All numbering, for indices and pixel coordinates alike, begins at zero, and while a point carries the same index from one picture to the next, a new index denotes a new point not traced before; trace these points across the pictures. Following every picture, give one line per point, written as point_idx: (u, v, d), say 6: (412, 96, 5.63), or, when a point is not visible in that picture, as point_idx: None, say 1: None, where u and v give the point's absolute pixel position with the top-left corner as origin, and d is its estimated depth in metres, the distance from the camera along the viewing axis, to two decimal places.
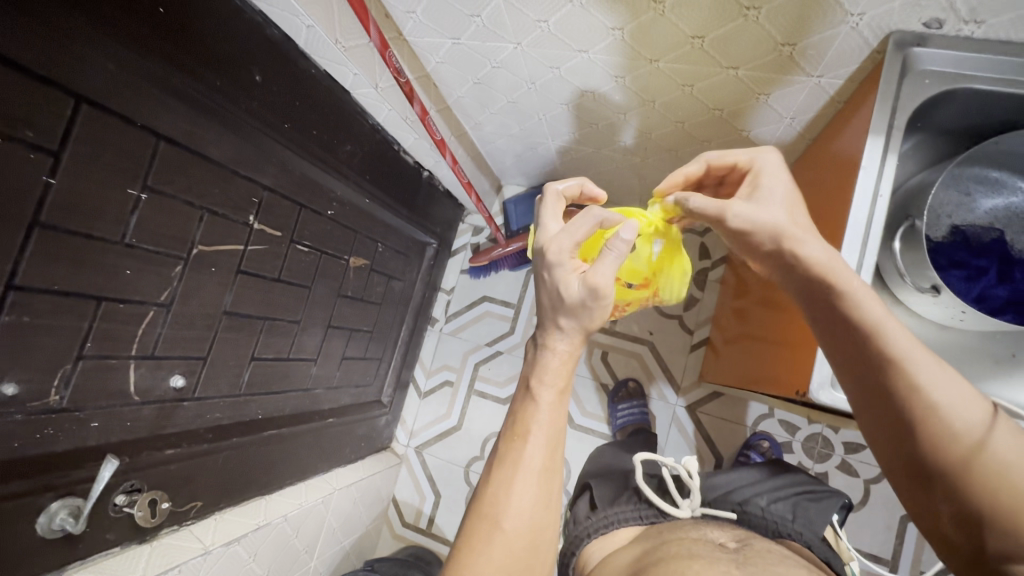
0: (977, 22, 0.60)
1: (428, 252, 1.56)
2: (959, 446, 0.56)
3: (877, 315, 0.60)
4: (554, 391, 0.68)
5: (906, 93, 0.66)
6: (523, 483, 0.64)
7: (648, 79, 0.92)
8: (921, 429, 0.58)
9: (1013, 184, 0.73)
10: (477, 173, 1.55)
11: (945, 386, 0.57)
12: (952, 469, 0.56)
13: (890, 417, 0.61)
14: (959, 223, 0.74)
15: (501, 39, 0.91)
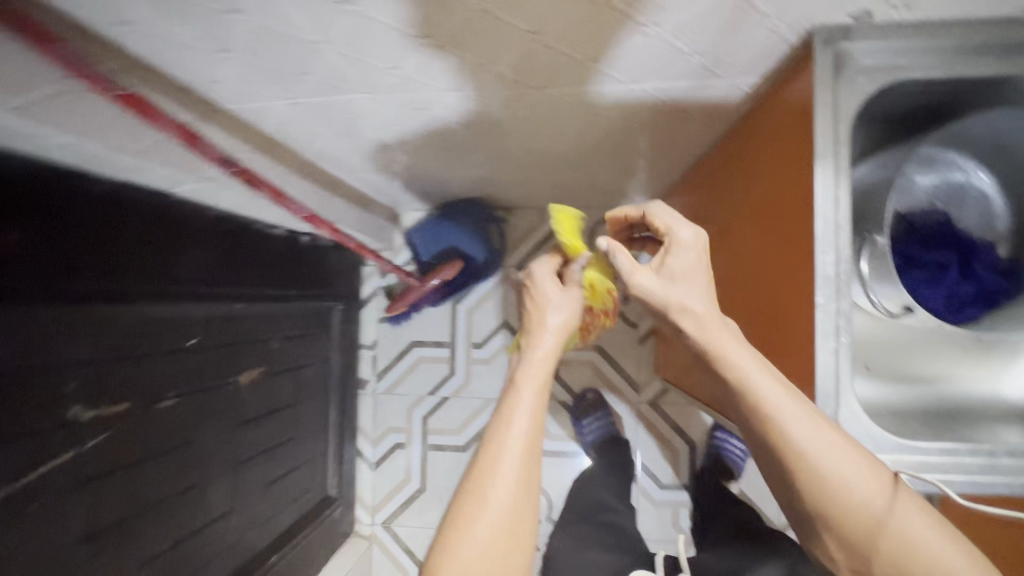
0: (906, 8, 0.51)
1: (335, 316, 1.36)
2: (850, 506, 0.51)
3: (745, 366, 0.56)
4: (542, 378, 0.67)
5: (845, 95, 0.56)
6: (504, 464, 0.61)
7: (538, 103, 0.77)
8: (812, 492, 0.52)
9: (945, 158, 0.69)
10: (366, 213, 1.35)
11: (834, 453, 0.51)
12: (846, 527, 0.52)
13: (783, 473, 0.54)
14: (902, 210, 0.70)
15: (349, 90, 0.71)
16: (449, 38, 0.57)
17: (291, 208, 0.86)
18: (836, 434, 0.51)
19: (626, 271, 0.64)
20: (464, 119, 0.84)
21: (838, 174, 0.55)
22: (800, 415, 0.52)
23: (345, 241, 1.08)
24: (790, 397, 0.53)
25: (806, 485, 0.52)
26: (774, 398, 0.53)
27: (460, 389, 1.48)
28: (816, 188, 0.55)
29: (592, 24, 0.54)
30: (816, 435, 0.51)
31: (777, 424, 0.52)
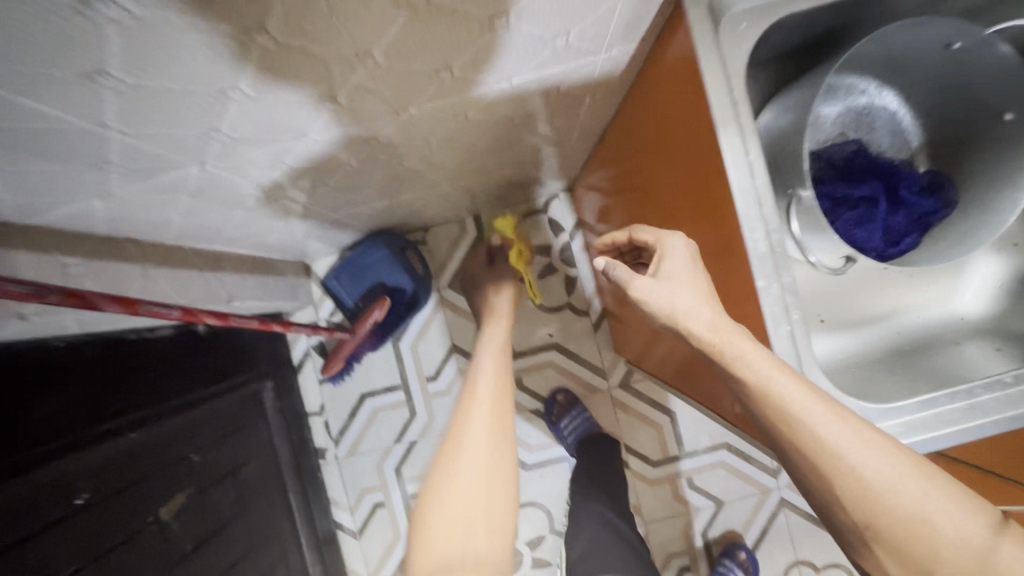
0: None
1: (266, 397, 1.19)
2: (905, 523, 0.47)
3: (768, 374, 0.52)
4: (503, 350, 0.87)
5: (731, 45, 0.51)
6: (472, 439, 0.70)
7: (412, 120, 0.67)
8: (860, 506, 0.49)
9: (847, 84, 0.66)
10: (269, 275, 1.19)
11: (880, 468, 0.49)
12: (900, 542, 0.48)
13: (820, 482, 0.51)
14: (818, 147, 0.65)
15: (175, 164, 0.59)
16: (270, 69, 0.46)
17: (157, 317, 0.74)
18: (881, 448, 0.49)
19: (625, 279, 0.64)
20: (337, 154, 0.73)
21: (745, 141, 0.51)
22: (836, 421, 0.50)
23: (247, 323, 0.99)
24: (826, 410, 0.50)
25: (850, 498, 0.49)
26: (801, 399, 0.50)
27: (426, 428, 1.38)
28: (732, 165, 0.51)
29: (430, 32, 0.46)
30: (853, 446, 0.49)
31: (811, 437, 0.50)
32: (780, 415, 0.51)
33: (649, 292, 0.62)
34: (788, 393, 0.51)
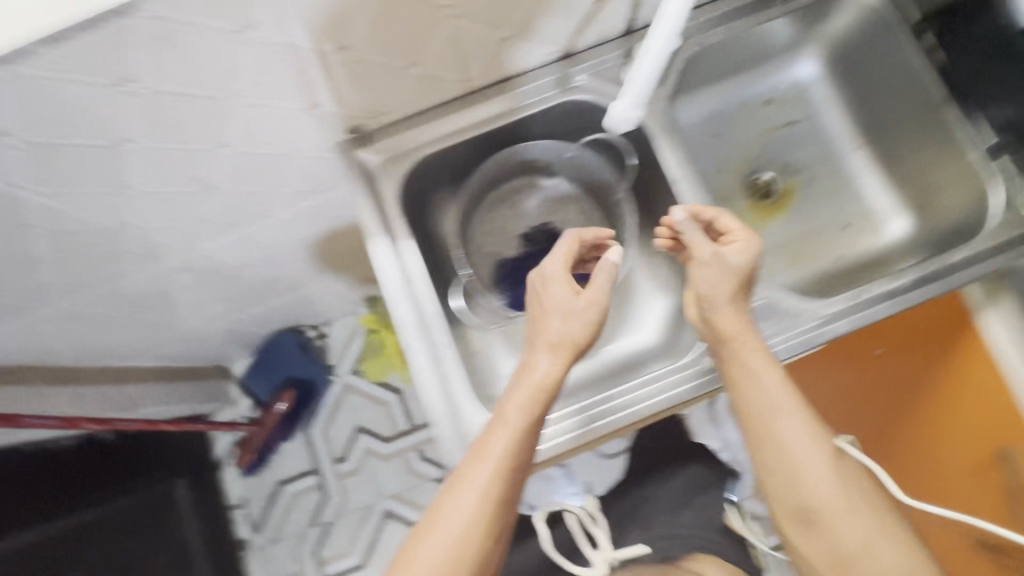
0: (382, 111, 0.67)
1: (181, 491, 1.32)
2: (828, 514, 0.59)
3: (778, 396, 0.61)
4: (541, 386, 0.58)
5: (384, 181, 0.69)
6: (462, 501, 0.55)
7: (217, 249, 0.85)
8: (814, 503, 0.60)
9: (539, 180, 0.83)
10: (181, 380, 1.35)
11: (844, 491, 0.60)
12: (828, 529, 0.60)
13: (791, 476, 0.60)
14: (523, 230, 0.84)
15: (24, 307, 0.80)
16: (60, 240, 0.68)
17: (39, 428, 0.90)
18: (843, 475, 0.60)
19: (710, 251, 0.63)
20: (182, 283, 0.91)
21: (395, 241, 0.67)
22: (812, 436, 0.61)
23: (130, 425, 1.08)
24: (811, 431, 0.61)
25: (817, 499, 0.60)
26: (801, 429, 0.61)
27: (339, 508, 1.47)
28: (382, 263, 0.67)
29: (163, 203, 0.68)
30: (824, 467, 0.60)
31: (796, 447, 0.60)
32: (776, 427, 0.60)
33: (719, 263, 0.63)
34: (787, 410, 0.60)
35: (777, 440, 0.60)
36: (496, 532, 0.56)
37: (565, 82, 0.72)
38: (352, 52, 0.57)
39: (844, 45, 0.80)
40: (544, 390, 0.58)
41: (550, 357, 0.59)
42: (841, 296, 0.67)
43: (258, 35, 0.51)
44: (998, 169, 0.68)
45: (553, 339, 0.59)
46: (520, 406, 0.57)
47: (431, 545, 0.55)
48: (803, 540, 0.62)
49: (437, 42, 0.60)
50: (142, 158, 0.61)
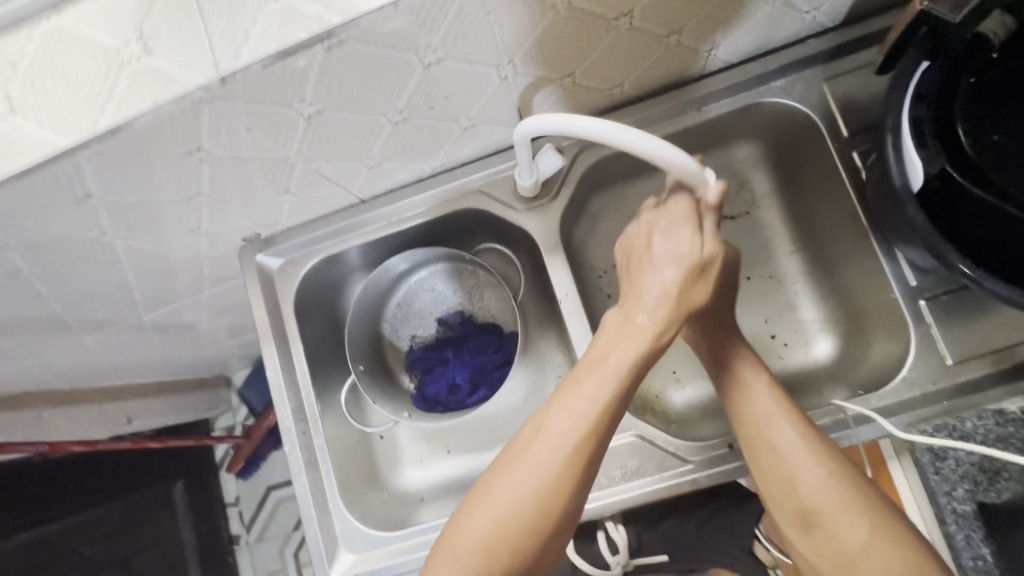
0: (276, 222, 0.69)
1: (176, 492, 1.40)
2: (828, 515, 0.51)
3: (763, 405, 0.56)
4: (635, 341, 0.51)
5: (283, 286, 0.72)
6: (532, 444, 0.49)
7: (160, 316, 0.89)
8: (810, 505, 0.52)
9: (459, 267, 0.83)
10: (182, 393, 1.43)
11: (846, 492, 0.51)
12: (826, 539, 0.51)
13: (778, 475, 0.53)
14: (440, 314, 0.85)
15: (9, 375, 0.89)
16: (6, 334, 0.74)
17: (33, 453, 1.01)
18: (851, 476, 0.52)
19: None
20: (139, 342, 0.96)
21: (290, 350, 0.72)
22: (809, 448, 0.53)
23: (120, 446, 1.20)
24: (804, 435, 0.54)
25: (815, 502, 0.51)
26: (789, 441, 0.53)
27: None
28: (273, 367, 0.71)
29: (89, 300, 0.73)
30: (819, 469, 0.52)
31: (789, 454, 0.53)
32: (766, 432, 0.55)
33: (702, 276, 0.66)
34: (771, 416, 0.55)
35: (753, 442, 0.55)
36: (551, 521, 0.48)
37: (460, 193, 0.70)
38: (219, 203, 0.59)
39: (789, 141, 0.71)
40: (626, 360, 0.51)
41: (622, 360, 0.51)
42: (722, 443, 0.62)
43: (115, 209, 0.53)
44: (918, 318, 0.60)
45: (646, 321, 0.52)
46: (630, 350, 0.51)
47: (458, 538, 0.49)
48: (807, 547, 0.53)
49: (305, 182, 0.61)
50: (50, 287, 0.65)
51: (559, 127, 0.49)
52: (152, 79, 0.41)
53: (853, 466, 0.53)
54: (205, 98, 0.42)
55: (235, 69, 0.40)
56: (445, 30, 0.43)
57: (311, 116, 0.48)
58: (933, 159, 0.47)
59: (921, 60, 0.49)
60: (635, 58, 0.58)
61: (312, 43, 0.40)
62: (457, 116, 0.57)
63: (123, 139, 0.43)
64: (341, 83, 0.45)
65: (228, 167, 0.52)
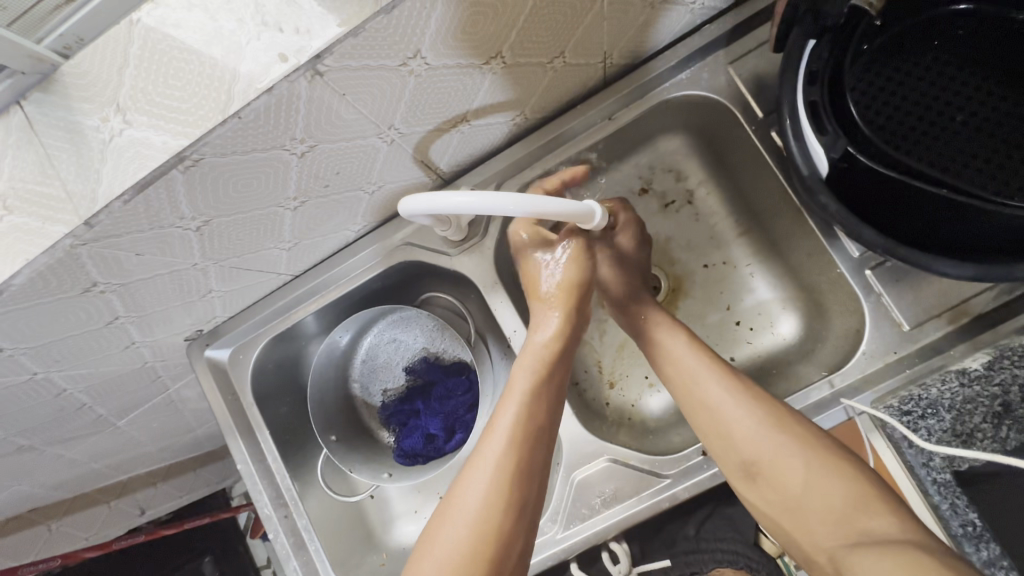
0: (216, 316, 0.69)
1: (206, 567, 1.19)
2: (774, 457, 0.51)
3: (689, 367, 0.58)
4: (522, 431, 0.53)
5: (236, 375, 0.72)
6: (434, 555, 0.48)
7: (140, 422, 0.89)
8: (751, 456, 0.52)
9: (414, 315, 0.78)
10: (213, 464, 1.24)
11: (780, 430, 0.52)
12: (780, 484, 0.51)
13: (715, 429, 0.55)
14: (407, 363, 0.81)
15: (10, 511, 0.89)
16: None
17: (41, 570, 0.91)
18: (790, 420, 0.52)
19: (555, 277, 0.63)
20: (129, 450, 0.96)
21: (256, 436, 0.72)
22: (738, 401, 0.54)
23: (135, 540, 1.04)
24: (729, 387, 0.56)
25: (753, 452, 0.52)
26: (719, 399, 0.55)
27: None
28: (245, 457, 0.71)
29: (53, 424, 0.73)
30: (759, 427, 0.52)
31: (721, 410, 0.55)
32: (695, 389, 0.57)
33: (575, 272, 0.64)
34: (696, 372, 0.57)
35: (690, 412, 0.57)
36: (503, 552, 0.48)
37: (391, 249, 0.69)
38: (144, 318, 0.59)
39: (711, 130, 0.69)
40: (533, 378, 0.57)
41: (506, 430, 0.53)
42: (694, 453, 0.61)
43: (33, 352, 0.53)
44: (868, 289, 0.58)
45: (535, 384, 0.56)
46: (515, 421, 0.53)
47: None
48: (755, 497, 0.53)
49: (226, 279, 0.60)
50: (7, 425, 0.66)
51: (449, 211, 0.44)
52: (20, 239, 0.40)
53: (785, 410, 0.54)
54: (77, 244, 0.41)
55: (96, 211, 0.40)
56: (303, 121, 0.42)
57: (201, 226, 0.48)
58: (835, 143, 0.46)
59: (808, 39, 0.47)
60: (526, 89, 0.57)
61: (165, 170, 0.39)
62: (360, 185, 0.56)
63: (8, 298, 0.43)
64: (216, 192, 0.44)
65: (136, 289, 0.52)
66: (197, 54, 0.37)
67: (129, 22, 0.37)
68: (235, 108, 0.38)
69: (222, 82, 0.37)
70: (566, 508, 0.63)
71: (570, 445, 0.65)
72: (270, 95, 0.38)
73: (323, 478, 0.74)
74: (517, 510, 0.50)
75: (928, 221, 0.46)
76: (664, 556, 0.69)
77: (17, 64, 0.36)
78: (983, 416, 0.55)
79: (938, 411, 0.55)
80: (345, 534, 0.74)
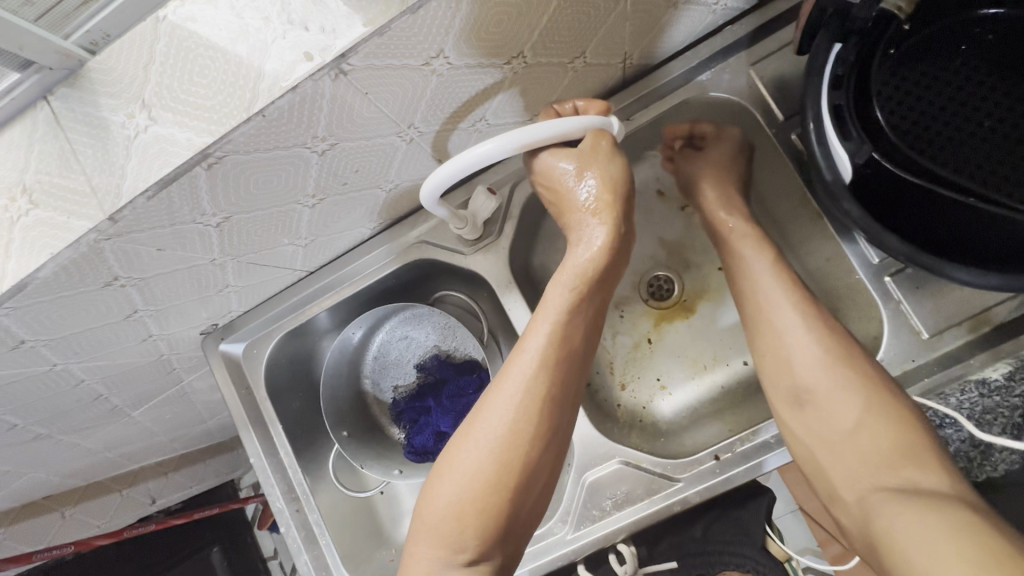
0: (231, 310, 0.69)
1: (214, 556, 1.19)
2: (838, 382, 0.53)
3: (767, 287, 0.59)
4: (551, 347, 0.53)
5: (250, 369, 0.73)
6: (467, 450, 0.52)
7: (153, 413, 0.89)
8: (807, 382, 0.55)
9: (426, 312, 0.78)
10: (223, 456, 1.24)
11: (845, 365, 0.53)
12: (829, 412, 0.53)
13: (780, 353, 0.57)
14: (418, 359, 0.81)
15: (26, 497, 0.90)
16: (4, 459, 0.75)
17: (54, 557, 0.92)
18: (856, 359, 0.53)
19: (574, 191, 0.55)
20: (142, 440, 0.97)
21: (269, 430, 0.73)
22: (812, 329, 0.56)
23: (146, 528, 1.05)
24: (806, 317, 0.57)
25: (813, 379, 0.54)
26: (791, 323, 0.57)
27: None
28: (257, 450, 0.72)
29: (70, 413, 0.74)
30: (824, 360, 0.54)
31: (790, 335, 0.57)
32: (772, 313, 0.58)
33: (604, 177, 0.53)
34: (774, 298, 0.58)
35: (756, 333, 0.60)
36: (530, 465, 0.52)
37: (406, 246, 0.69)
38: (161, 312, 0.59)
39: None
40: (571, 296, 0.54)
41: (536, 347, 0.53)
42: (707, 457, 0.61)
43: (54, 343, 0.53)
44: (887, 296, 0.58)
45: (577, 299, 0.54)
46: (544, 332, 0.53)
47: (438, 500, 0.52)
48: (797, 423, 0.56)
49: (243, 274, 0.60)
50: (25, 414, 0.67)
51: (458, 165, 0.46)
52: (46, 232, 0.41)
53: (856, 350, 0.54)
54: (101, 238, 0.42)
55: (121, 206, 0.40)
56: (325, 119, 0.42)
57: (221, 223, 0.48)
58: (860, 149, 0.45)
59: (833, 43, 0.46)
60: (546, 89, 0.56)
61: (188, 167, 0.39)
62: (378, 183, 0.56)
63: (33, 290, 0.43)
64: (235, 189, 0.45)
65: (155, 283, 0.52)
66: (223, 51, 0.37)
67: (156, 20, 0.37)
68: (260, 106, 0.38)
69: (247, 80, 0.38)
70: (576, 509, 0.63)
71: (582, 446, 0.65)
72: (294, 94, 0.38)
73: (334, 473, 0.74)
74: (544, 422, 0.52)
75: (961, 231, 0.45)
76: (672, 559, 0.69)
77: (45, 59, 0.36)
78: (1002, 428, 0.55)
79: (956, 422, 0.55)
80: (354, 528, 0.75)
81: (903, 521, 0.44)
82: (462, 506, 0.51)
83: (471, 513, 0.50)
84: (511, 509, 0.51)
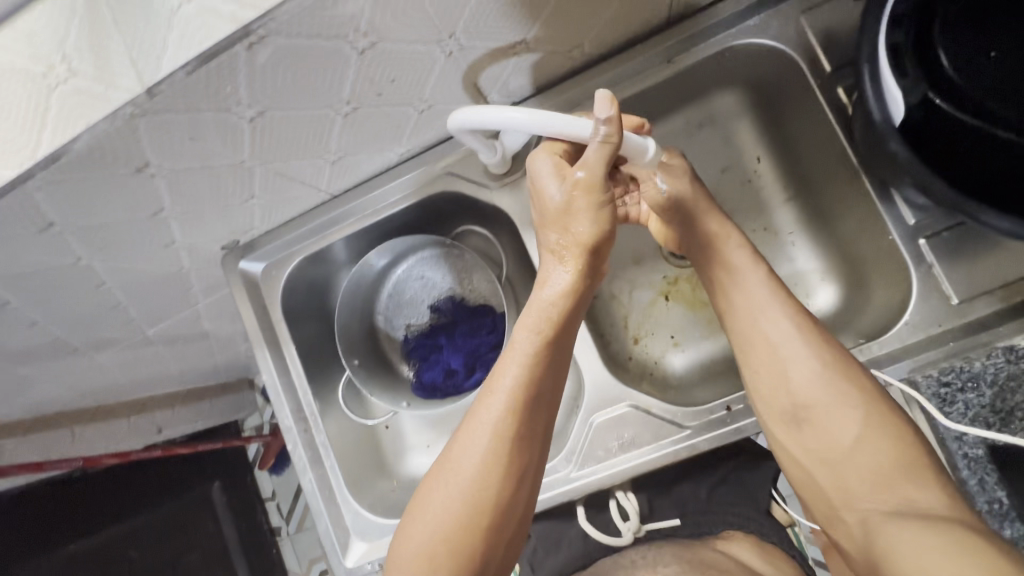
0: (252, 227, 0.69)
1: (215, 492, 1.19)
2: (831, 402, 0.52)
3: (762, 306, 0.57)
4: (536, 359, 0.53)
5: (267, 289, 0.73)
6: (458, 463, 0.52)
7: (166, 335, 0.90)
8: (799, 402, 0.54)
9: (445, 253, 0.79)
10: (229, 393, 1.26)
11: (839, 381, 0.52)
12: (820, 433, 0.53)
13: (767, 374, 0.56)
14: (433, 301, 0.81)
15: None
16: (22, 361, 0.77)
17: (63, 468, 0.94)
18: (851, 377, 0.52)
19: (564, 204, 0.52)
20: (155, 364, 0.98)
21: (282, 351, 0.73)
22: (802, 349, 0.55)
23: (151, 454, 1.07)
24: (798, 331, 0.55)
25: (806, 397, 0.53)
26: (782, 340, 0.55)
27: None
28: (268, 370, 0.72)
29: (88, 320, 0.74)
30: (814, 378, 0.53)
31: (782, 353, 0.55)
32: (763, 333, 0.56)
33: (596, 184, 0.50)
34: (768, 319, 0.56)
35: (741, 353, 0.58)
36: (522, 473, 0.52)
37: (431, 178, 0.69)
38: (186, 215, 0.59)
39: (771, 85, 0.67)
40: (558, 302, 0.54)
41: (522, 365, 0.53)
42: (719, 407, 0.61)
43: (81, 231, 0.54)
44: (919, 258, 0.57)
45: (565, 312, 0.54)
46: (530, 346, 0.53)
47: (427, 512, 0.52)
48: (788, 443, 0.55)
49: (270, 185, 0.60)
50: (45, 313, 0.67)
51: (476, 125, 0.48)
52: (83, 101, 0.41)
53: (852, 364, 0.53)
54: (137, 114, 0.41)
55: (160, 80, 0.40)
56: (370, 11, 0.41)
57: (254, 117, 0.48)
58: (914, 87, 0.45)
59: None
60: (589, 18, 0.55)
61: (231, 43, 0.39)
62: (411, 99, 0.55)
63: (66, 163, 0.43)
64: (272, 79, 0.44)
65: (182, 178, 0.52)
66: None
67: None
68: None
69: None
70: (582, 449, 0.63)
71: (592, 388, 0.65)
72: None
73: (343, 400, 0.75)
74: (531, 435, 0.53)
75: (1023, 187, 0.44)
76: (674, 515, 0.68)
77: None
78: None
79: (978, 385, 0.56)
80: (358, 457, 0.75)
81: (901, 543, 0.43)
82: (458, 517, 0.51)
83: (464, 526, 0.50)
84: (506, 515, 0.52)
